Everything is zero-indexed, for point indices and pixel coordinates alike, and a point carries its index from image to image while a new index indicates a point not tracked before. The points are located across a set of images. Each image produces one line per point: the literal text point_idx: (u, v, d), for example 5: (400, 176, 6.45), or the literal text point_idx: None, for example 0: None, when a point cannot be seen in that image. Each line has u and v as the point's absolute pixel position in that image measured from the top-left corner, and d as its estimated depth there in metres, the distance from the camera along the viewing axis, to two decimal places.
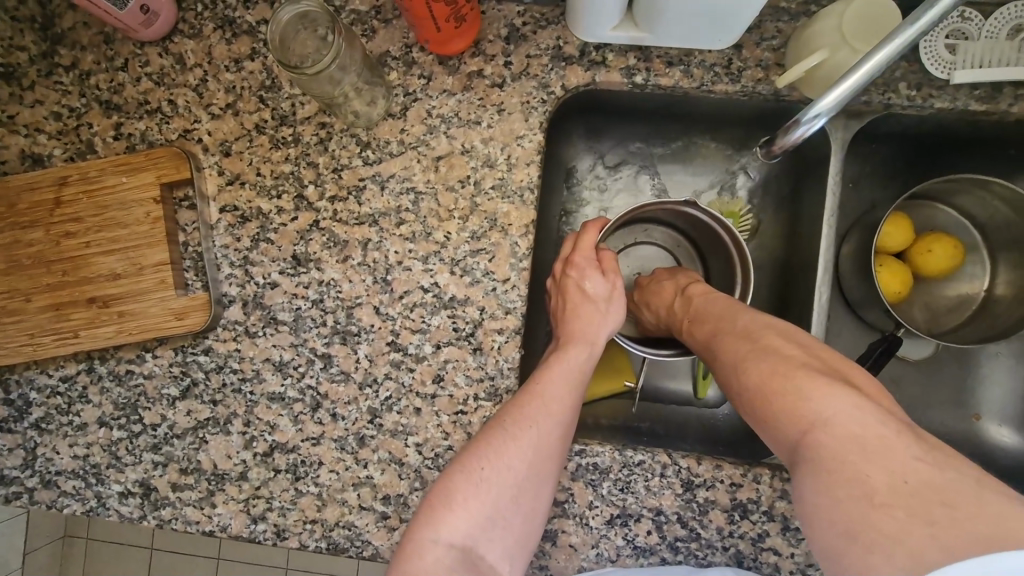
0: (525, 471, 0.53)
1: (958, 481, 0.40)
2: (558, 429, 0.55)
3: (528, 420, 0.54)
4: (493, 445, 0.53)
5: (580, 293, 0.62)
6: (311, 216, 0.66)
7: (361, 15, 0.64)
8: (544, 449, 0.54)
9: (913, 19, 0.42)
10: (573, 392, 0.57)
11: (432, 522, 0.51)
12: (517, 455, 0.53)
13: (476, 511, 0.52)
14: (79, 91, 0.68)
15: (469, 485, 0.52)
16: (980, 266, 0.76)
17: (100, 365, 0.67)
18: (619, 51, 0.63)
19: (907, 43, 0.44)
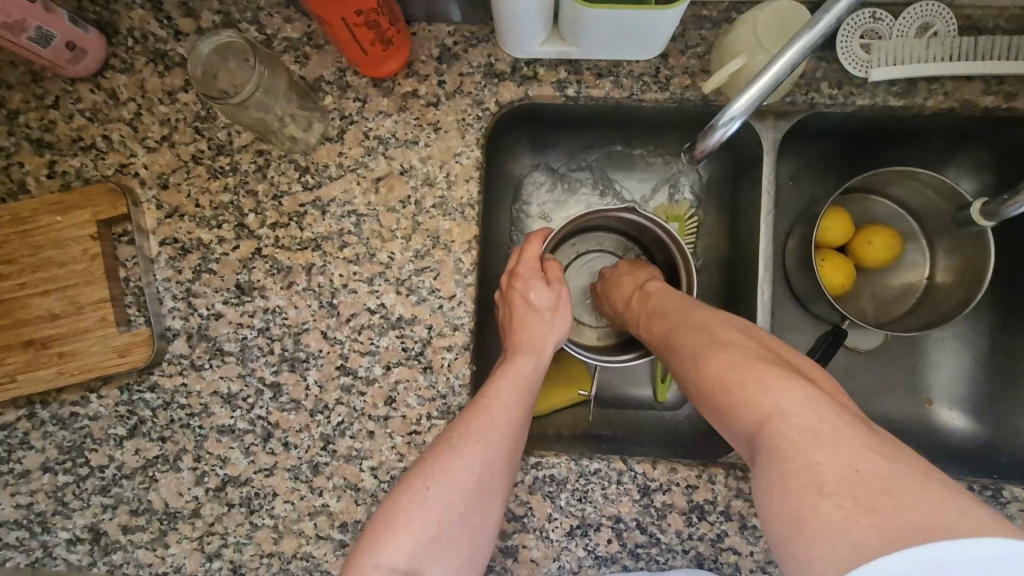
0: (471, 486, 0.52)
1: (906, 471, 0.40)
2: (506, 442, 0.54)
3: (474, 434, 0.53)
4: (439, 462, 0.52)
5: (524, 302, 0.62)
6: (252, 243, 0.65)
7: (293, 42, 0.65)
8: (490, 464, 0.53)
9: (815, 21, 0.44)
10: (519, 404, 0.56)
11: (376, 546, 0.49)
12: (466, 468, 0.52)
13: (422, 532, 0.49)
14: (10, 131, 0.67)
15: (413, 507, 0.50)
16: (920, 255, 0.77)
17: (42, 409, 0.66)
18: (549, 65, 0.64)
19: (810, 46, 0.45)
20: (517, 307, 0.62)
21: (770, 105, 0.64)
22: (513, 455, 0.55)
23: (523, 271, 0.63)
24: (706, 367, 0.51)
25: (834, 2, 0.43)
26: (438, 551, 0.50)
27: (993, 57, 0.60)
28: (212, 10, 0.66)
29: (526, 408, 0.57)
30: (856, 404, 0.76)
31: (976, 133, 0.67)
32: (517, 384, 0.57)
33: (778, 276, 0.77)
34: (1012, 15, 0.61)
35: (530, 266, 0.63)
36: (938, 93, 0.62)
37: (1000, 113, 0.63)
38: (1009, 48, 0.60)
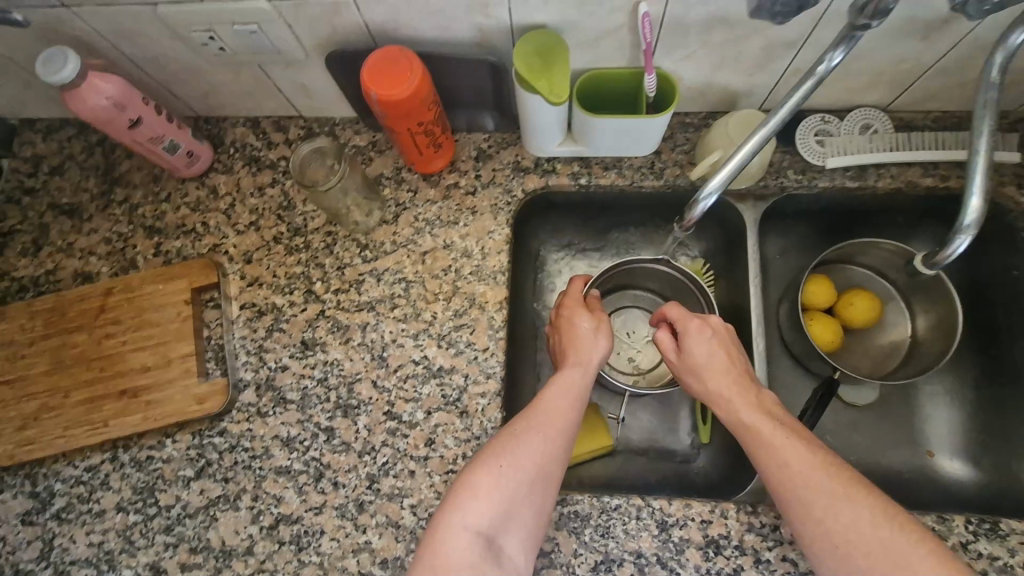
0: (533, 473, 0.60)
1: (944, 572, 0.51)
2: (560, 434, 0.62)
3: (535, 428, 0.62)
4: (509, 449, 0.60)
5: (571, 324, 0.71)
6: (318, 306, 0.77)
7: (361, 148, 0.82)
8: (551, 456, 0.61)
9: (769, 120, 0.60)
10: (573, 406, 0.65)
11: (454, 512, 0.58)
12: (529, 461, 0.60)
13: (493, 506, 0.58)
14: (129, 220, 0.83)
15: (486, 484, 0.59)
16: (900, 316, 0.86)
17: (123, 453, 0.74)
18: (565, 161, 0.79)
19: (772, 132, 0.60)
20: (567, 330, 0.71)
21: (747, 189, 0.77)
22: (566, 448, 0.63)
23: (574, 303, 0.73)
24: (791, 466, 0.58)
25: (783, 103, 0.59)
26: (507, 525, 0.58)
27: (926, 148, 0.74)
28: (298, 126, 0.84)
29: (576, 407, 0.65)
30: (861, 455, 0.81)
31: (928, 209, 0.80)
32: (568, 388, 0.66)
33: (774, 335, 0.86)
34: (937, 116, 0.76)
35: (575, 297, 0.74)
36: (886, 176, 0.75)
37: (942, 191, 0.75)
38: (938, 141, 0.74)
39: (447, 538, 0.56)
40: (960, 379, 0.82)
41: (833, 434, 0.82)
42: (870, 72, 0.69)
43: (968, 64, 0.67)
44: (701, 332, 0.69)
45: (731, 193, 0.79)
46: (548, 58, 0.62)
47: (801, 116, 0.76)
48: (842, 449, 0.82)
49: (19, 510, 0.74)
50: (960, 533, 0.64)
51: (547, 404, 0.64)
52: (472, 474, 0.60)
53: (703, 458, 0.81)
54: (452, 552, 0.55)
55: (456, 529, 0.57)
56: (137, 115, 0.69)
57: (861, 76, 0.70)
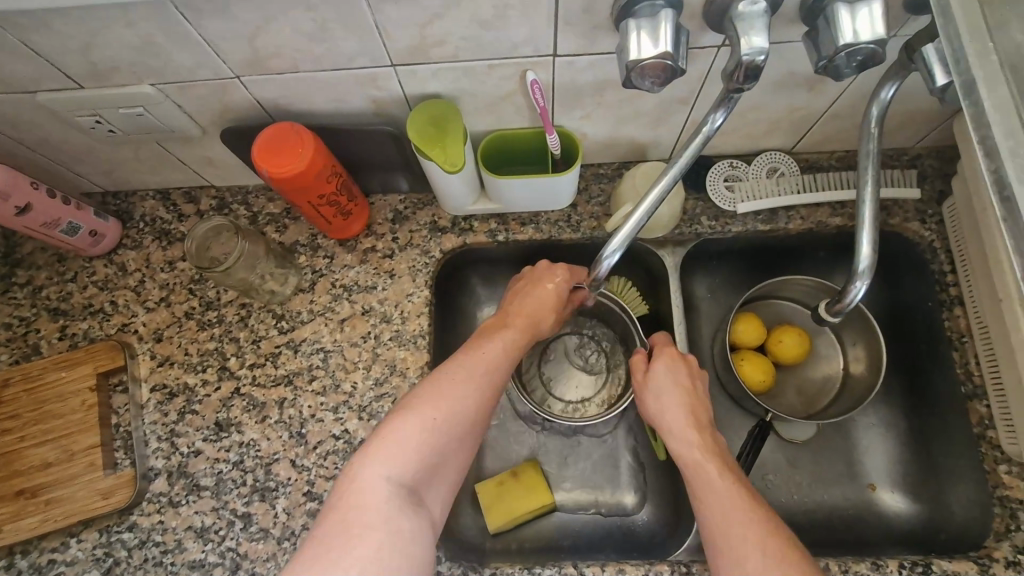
0: (462, 423, 0.56)
1: None
2: (493, 388, 0.60)
3: (471, 375, 0.59)
4: (439, 397, 0.56)
5: (533, 288, 0.70)
6: (232, 383, 0.74)
7: (275, 216, 0.80)
8: (484, 404, 0.58)
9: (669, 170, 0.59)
10: (510, 359, 0.63)
11: (376, 458, 0.51)
12: (462, 405, 0.56)
13: (411, 457, 0.52)
14: (31, 303, 0.79)
15: (407, 431, 0.53)
16: (830, 350, 0.86)
17: (22, 558, 0.69)
18: (482, 219, 0.79)
19: (676, 176, 0.59)
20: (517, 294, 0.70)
21: (665, 236, 0.78)
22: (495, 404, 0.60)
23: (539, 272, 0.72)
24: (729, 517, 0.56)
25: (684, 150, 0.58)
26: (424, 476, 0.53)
27: (831, 188, 0.76)
28: (210, 195, 0.82)
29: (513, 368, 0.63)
30: (803, 495, 0.80)
31: (844, 245, 0.81)
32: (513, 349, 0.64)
33: (709, 377, 0.85)
34: (840, 156, 0.78)
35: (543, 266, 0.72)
36: (796, 218, 0.76)
37: (851, 229, 0.77)
38: (842, 181, 0.76)
39: (365, 484, 0.50)
40: (890, 410, 0.82)
41: (773, 476, 0.81)
42: (767, 121, 0.71)
43: (857, 110, 0.69)
44: (673, 360, 0.70)
45: (650, 241, 0.79)
46: (444, 127, 0.62)
47: (710, 162, 0.77)
48: (783, 490, 0.81)
49: None
50: None
51: (479, 362, 0.60)
52: (393, 423, 0.54)
53: (648, 510, 0.78)
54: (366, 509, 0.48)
55: (370, 481, 0.50)
56: (25, 201, 0.67)
57: (760, 123, 0.71)
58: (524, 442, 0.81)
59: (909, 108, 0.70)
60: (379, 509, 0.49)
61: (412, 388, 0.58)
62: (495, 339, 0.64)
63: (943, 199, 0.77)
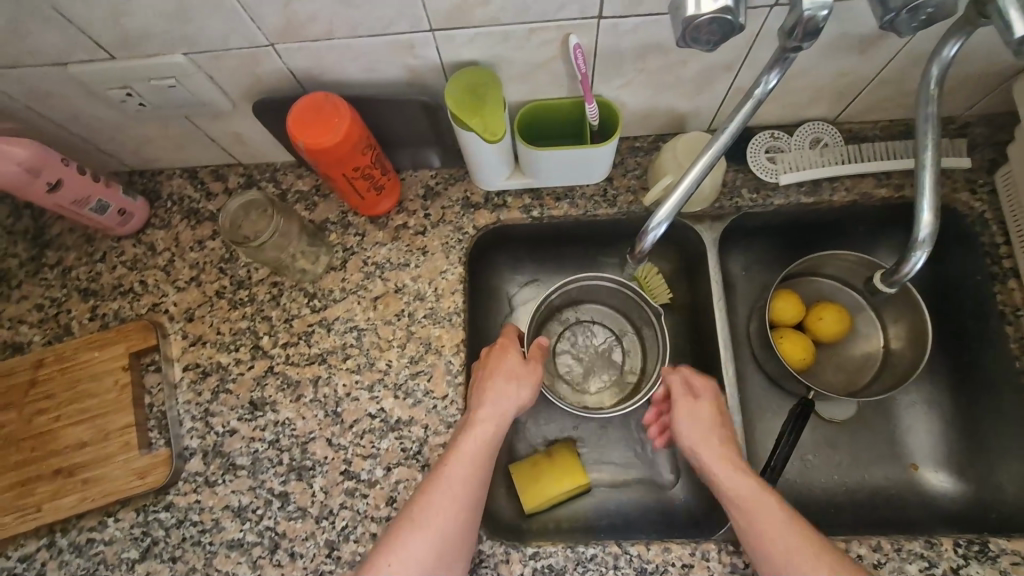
0: (446, 545, 0.57)
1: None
2: (470, 504, 0.59)
3: (445, 507, 0.58)
4: (428, 518, 0.58)
5: (501, 358, 0.67)
6: (265, 363, 0.73)
7: (304, 194, 0.79)
8: (462, 526, 0.58)
9: (715, 141, 0.58)
10: (481, 469, 0.60)
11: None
12: (442, 529, 0.57)
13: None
14: (61, 284, 0.79)
15: (413, 544, 0.57)
16: (871, 328, 0.84)
17: (61, 537, 0.69)
18: (515, 194, 0.77)
19: (724, 146, 0.58)
20: (487, 368, 0.67)
21: (704, 210, 0.76)
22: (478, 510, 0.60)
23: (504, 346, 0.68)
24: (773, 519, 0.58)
25: (733, 117, 0.57)
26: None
27: (877, 159, 0.73)
28: (238, 174, 0.81)
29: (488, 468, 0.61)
30: (845, 474, 0.79)
31: (888, 218, 0.79)
32: (487, 446, 0.62)
33: (746, 356, 0.84)
34: (886, 125, 0.75)
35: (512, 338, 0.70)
36: (840, 189, 0.74)
37: (897, 200, 0.75)
38: (889, 150, 0.74)
39: None
40: (936, 388, 0.80)
41: (813, 455, 0.80)
42: (813, 87, 0.68)
43: (907, 75, 0.66)
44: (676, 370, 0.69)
45: (687, 215, 0.77)
46: (479, 94, 0.60)
47: (751, 133, 0.75)
48: (825, 469, 0.79)
49: None
50: (948, 556, 0.62)
51: (457, 473, 0.60)
52: (392, 543, 0.57)
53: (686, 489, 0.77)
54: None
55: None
56: (56, 178, 0.66)
57: (806, 91, 0.69)
58: (559, 422, 0.80)
59: (962, 72, 0.67)
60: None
61: (412, 496, 0.60)
62: (471, 438, 0.62)
63: (993, 169, 0.74)
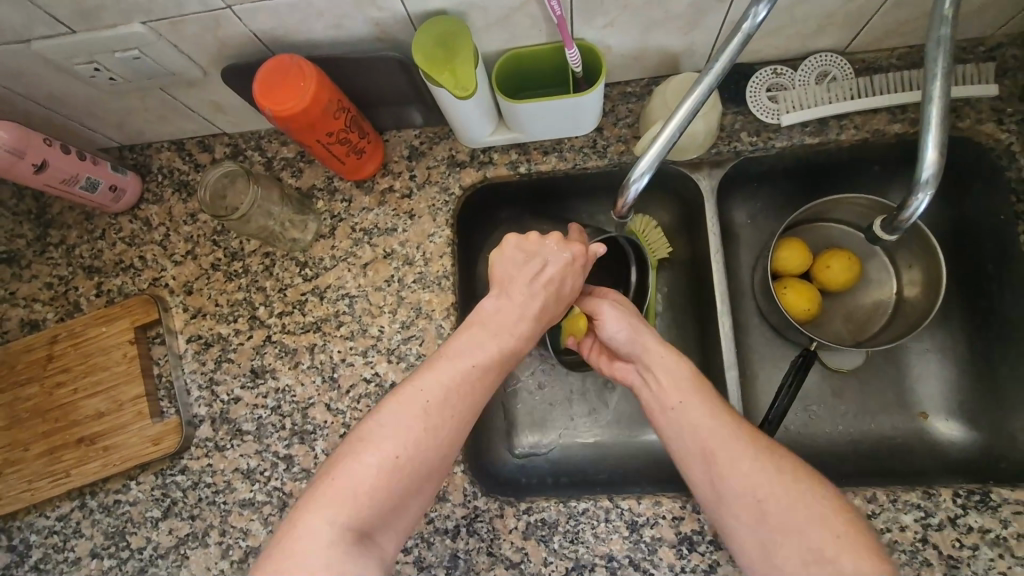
0: (426, 446, 0.53)
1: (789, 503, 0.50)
2: (464, 401, 0.55)
3: (431, 401, 0.54)
4: (408, 414, 0.53)
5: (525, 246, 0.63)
6: (263, 332, 0.75)
7: (290, 160, 0.78)
8: (447, 424, 0.54)
9: (702, 80, 0.53)
10: (488, 363, 0.58)
11: (340, 474, 0.51)
12: (420, 426, 0.53)
13: (376, 479, 0.51)
14: (67, 262, 0.81)
15: (379, 446, 0.52)
16: (885, 275, 0.79)
17: (90, 499, 0.74)
18: (502, 150, 0.74)
19: (714, 85, 0.54)
20: (504, 269, 0.63)
21: (699, 158, 0.72)
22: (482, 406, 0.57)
23: (537, 244, 0.63)
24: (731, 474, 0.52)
25: (721, 52, 0.52)
26: (389, 516, 0.51)
27: (890, 91, 0.67)
28: (224, 143, 0.80)
29: (506, 364, 0.59)
30: (850, 424, 0.77)
31: (905, 156, 0.73)
32: (508, 342, 0.59)
33: (749, 308, 0.81)
34: (903, 53, 0.69)
35: (554, 243, 0.63)
36: (849, 127, 0.69)
37: (912, 136, 0.69)
38: (905, 81, 0.67)
39: (309, 522, 0.49)
40: (949, 334, 0.77)
41: (818, 406, 0.78)
42: (818, 15, 0.62)
43: None
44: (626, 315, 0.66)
45: (684, 163, 0.73)
46: (448, 48, 0.56)
47: (751, 71, 0.69)
48: (828, 420, 0.77)
49: None
50: (948, 507, 0.60)
51: (470, 358, 0.57)
52: (363, 433, 0.53)
53: None
54: (328, 519, 0.49)
55: (347, 476, 0.51)
56: (41, 159, 0.66)
57: (809, 20, 0.63)
58: (556, 380, 0.80)
59: None
60: (353, 521, 0.49)
61: (390, 390, 0.56)
62: (484, 334, 0.59)
63: None
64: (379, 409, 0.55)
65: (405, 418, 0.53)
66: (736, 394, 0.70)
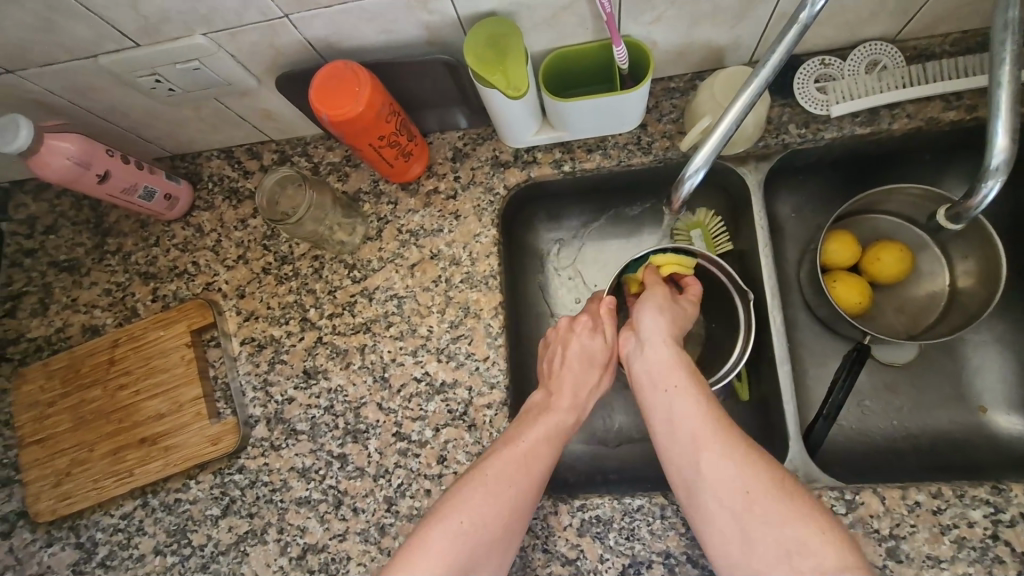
0: (498, 520, 0.58)
1: (771, 509, 0.51)
2: (531, 478, 0.61)
3: (500, 478, 0.60)
4: (481, 492, 0.59)
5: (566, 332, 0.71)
6: (314, 333, 0.76)
7: (336, 165, 0.79)
8: (518, 499, 0.59)
9: (759, 69, 0.53)
10: (550, 443, 0.63)
11: (420, 548, 0.55)
12: (494, 501, 0.58)
13: (453, 553, 0.55)
14: (124, 269, 0.84)
15: (453, 521, 0.57)
16: (937, 267, 0.78)
17: (152, 498, 0.77)
18: (545, 149, 0.74)
19: (774, 72, 0.53)
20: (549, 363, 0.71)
21: (746, 151, 0.71)
22: (543, 480, 0.62)
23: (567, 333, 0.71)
24: (720, 481, 0.53)
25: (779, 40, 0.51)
26: None
27: (944, 78, 0.66)
28: (271, 150, 0.82)
29: (560, 441, 0.64)
30: (905, 419, 0.75)
31: (957, 144, 0.71)
32: (559, 423, 0.65)
33: (796, 302, 0.80)
34: (956, 39, 0.67)
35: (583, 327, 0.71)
36: (901, 116, 0.68)
37: (969, 123, 0.67)
38: (960, 67, 0.66)
39: None
40: (1008, 326, 0.75)
41: (870, 401, 0.77)
42: (870, 3, 0.61)
43: None
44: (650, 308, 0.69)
45: (729, 157, 0.73)
46: (499, 49, 0.57)
47: (799, 62, 0.69)
48: (882, 415, 0.76)
49: (68, 561, 0.77)
50: (1019, 502, 0.59)
51: (532, 435, 0.63)
52: (440, 508, 0.58)
53: None
54: None
55: (425, 551, 0.55)
56: (103, 169, 0.69)
57: (860, 8, 0.62)
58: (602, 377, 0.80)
59: None
60: None
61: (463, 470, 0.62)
62: (542, 415, 0.65)
63: None
64: (454, 488, 0.60)
65: (477, 496, 0.58)
66: (790, 388, 0.70)
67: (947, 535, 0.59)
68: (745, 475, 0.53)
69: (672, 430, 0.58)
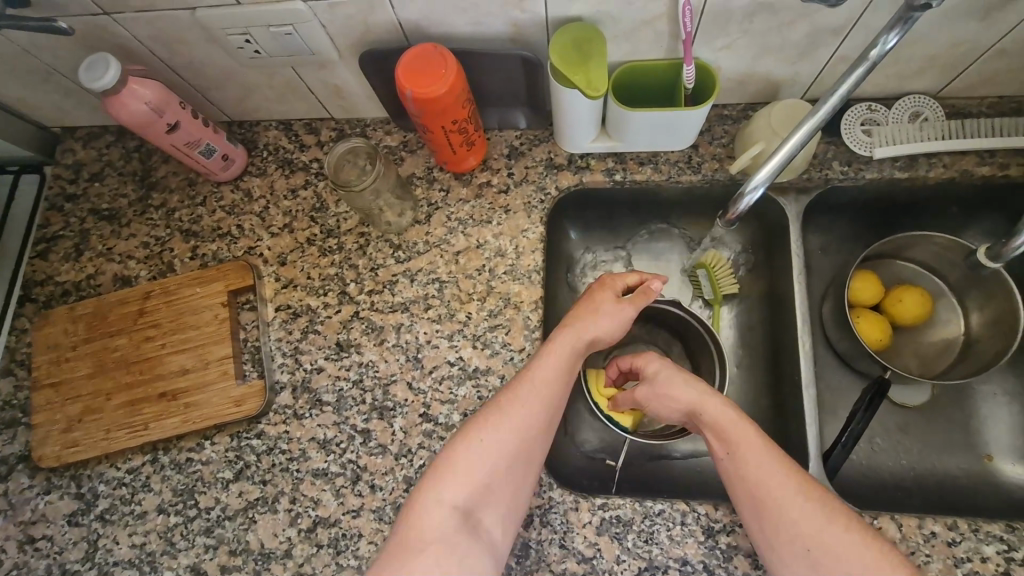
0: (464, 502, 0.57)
1: (850, 548, 0.52)
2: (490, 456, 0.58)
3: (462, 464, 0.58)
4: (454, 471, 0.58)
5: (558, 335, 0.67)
6: (351, 308, 0.77)
7: (392, 149, 0.82)
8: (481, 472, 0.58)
9: (824, 101, 0.57)
10: (510, 423, 0.60)
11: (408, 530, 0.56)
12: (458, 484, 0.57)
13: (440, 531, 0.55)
14: (166, 224, 0.84)
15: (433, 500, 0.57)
16: (953, 315, 0.81)
17: (163, 455, 0.75)
18: (599, 157, 0.78)
19: (841, 101, 0.57)
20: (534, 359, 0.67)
21: (789, 181, 0.75)
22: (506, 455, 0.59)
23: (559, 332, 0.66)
24: (795, 524, 0.54)
25: (851, 71, 0.55)
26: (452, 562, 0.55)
27: (979, 135, 0.71)
28: (330, 127, 0.85)
29: (520, 423, 0.60)
30: (914, 459, 0.77)
31: (983, 201, 0.76)
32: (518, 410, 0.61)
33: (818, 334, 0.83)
34: (992, 102, 0.73)
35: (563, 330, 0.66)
36: (937, 166, 0.73)
37: (999, 181, 0.72)
38: (994, 127, 0.71)
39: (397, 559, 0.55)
40: (1017, 378, 0.78)
41: (882, 438, 0.79)
42: (923, 57, 0.67)
43: None
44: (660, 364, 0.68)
45: (772, 187, 0.77)
46: (583, 49, 0.61)
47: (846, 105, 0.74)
48: (891, 453, 0.78)
49: (64, 511, 0.75)
50: None
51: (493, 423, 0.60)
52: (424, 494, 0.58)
53: None
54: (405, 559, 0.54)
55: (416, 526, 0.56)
56: (174, 120, 0.70)
57: (912, 61, 0.67)
58: None
59: None
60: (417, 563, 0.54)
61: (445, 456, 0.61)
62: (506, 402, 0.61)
63: None
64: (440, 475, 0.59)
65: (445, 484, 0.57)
66: (813, 412, 0.72)
67: (960, 567, 0.61)
68: (814, 518, 0.54)
69: (739, 475, 0.58)
